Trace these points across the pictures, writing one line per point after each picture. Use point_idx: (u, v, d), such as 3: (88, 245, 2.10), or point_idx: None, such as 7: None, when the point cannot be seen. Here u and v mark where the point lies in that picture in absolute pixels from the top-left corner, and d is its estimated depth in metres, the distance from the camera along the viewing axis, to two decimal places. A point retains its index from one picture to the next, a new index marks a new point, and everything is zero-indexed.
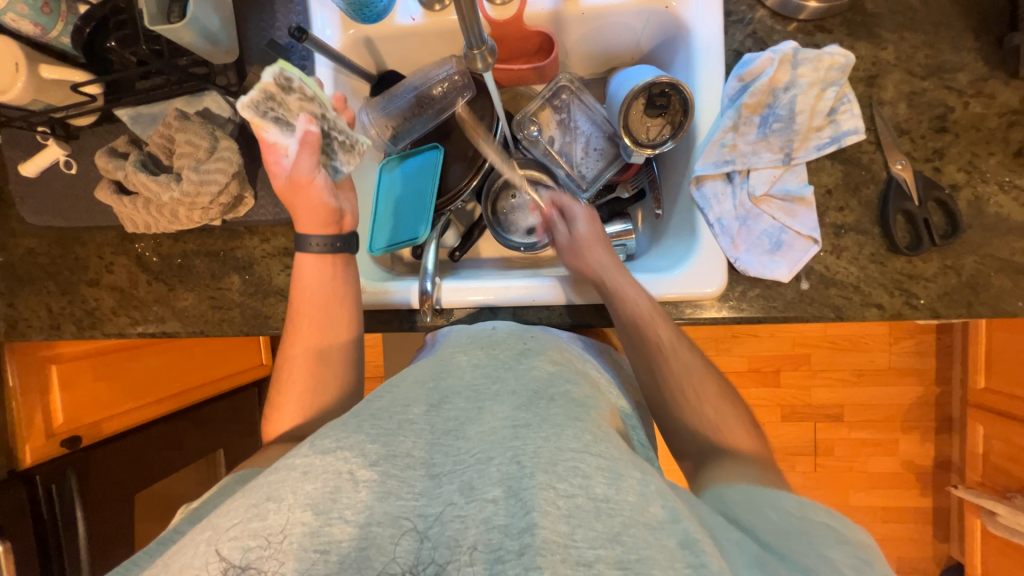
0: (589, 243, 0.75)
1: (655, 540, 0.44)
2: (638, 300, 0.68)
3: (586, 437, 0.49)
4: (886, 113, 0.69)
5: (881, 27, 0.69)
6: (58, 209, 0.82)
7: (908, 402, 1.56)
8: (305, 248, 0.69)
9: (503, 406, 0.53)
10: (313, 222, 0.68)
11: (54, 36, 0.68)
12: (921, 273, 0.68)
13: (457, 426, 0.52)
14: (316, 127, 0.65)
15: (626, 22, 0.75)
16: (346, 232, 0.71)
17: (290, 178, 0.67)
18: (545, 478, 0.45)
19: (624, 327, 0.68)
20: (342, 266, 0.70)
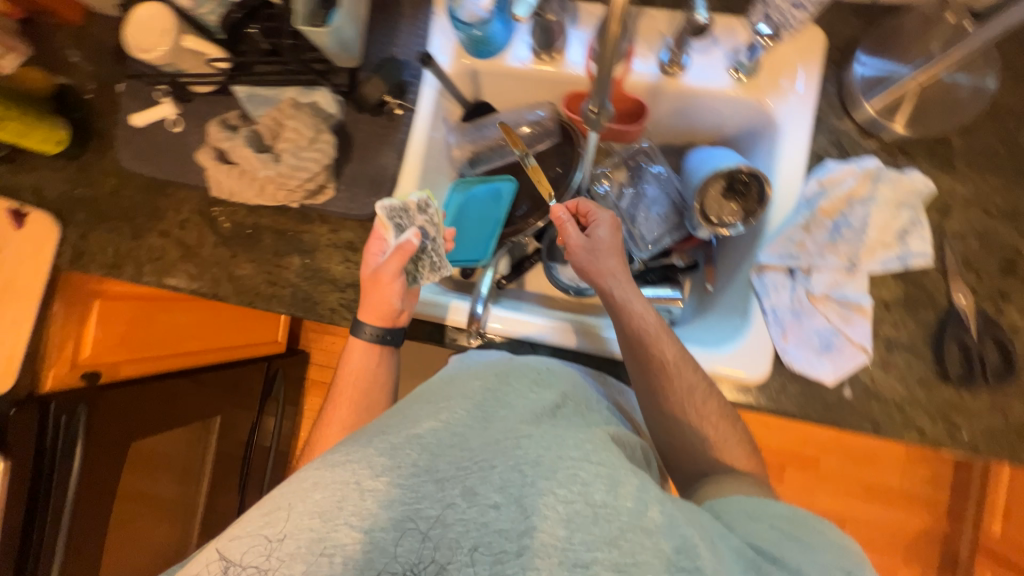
0: (608, 256, 0.73)
1: (652, 544, 0.45)
2: (651, 327, 0.68)
3: (586, 447, 0.51)
4: (956, 245, 0.71)
5: (963, 164, 0.71)
6: (153, 160, 0.87)
7: (913, 531, 1.50)
8: (358, 333, 0.74)
9: (510, 419, 0.54)
10: (373, 314, 0.73)
11: (202, 11, 0.74)
12: (967, 406, 0.68)
13: (462, 440, 0.52)
14: (418, 240, 0.70)
15: (718, 107, 0.79)
16: (398, 328, 0.75)
17: (376, 271, 0.71)
18: (545, 485, 0.47)
19: (628, 341, 0.68)
20: (386, 357, 0.76)
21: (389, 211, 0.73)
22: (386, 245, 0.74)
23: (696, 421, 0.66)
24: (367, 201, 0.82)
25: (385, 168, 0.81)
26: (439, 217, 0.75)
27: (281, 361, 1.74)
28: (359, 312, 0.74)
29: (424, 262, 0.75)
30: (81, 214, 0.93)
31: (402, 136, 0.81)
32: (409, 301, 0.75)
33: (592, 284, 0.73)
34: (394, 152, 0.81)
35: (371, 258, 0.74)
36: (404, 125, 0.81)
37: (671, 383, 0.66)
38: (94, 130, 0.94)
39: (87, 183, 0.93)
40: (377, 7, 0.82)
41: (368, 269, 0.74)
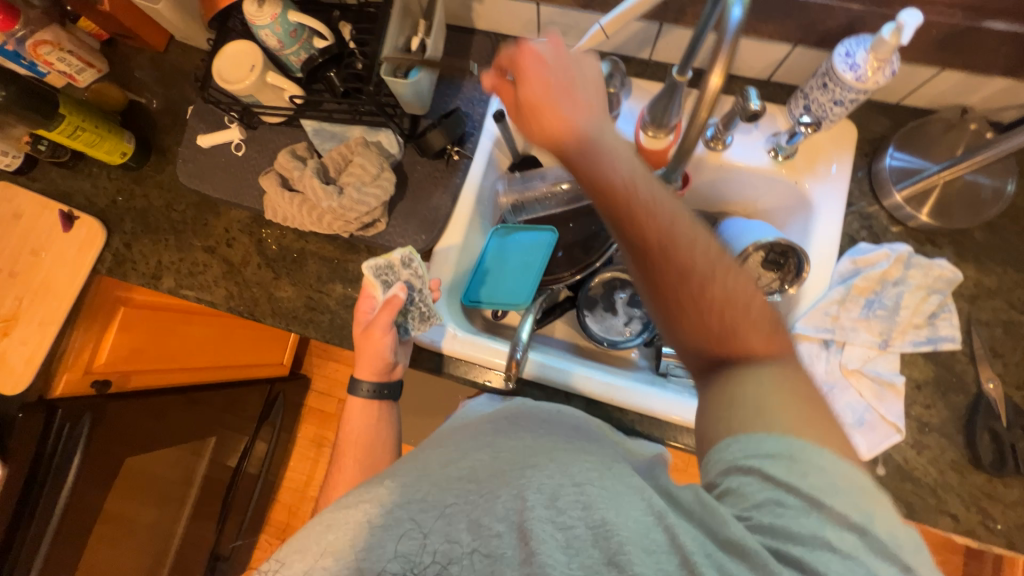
0: (551, 100, 0.58)
1: (653, 563, 0.43)
2: (615, 145, 0.57)
3: (590, 473, 0.49)
4: (983, 332, 0.74)
5: (986, 257, 0.76)
6: (211, 178, 0.90)
7: None
8: (356, 391, 0.77)
9: (520, 452, 0.54)
10: (368, 369, 0.76)
11: (287, 52, 0.81)
12: (1000, 495, 0.68)
13: (470, 472, 0.52)
14: (404, 294, 0.72)
15: (755, 183, 0.84)
16: (394, 382, 0.78)
17: (367, 327, 0.74)
18: (543, 510, 0.46)
19: (596, 194, 0.55)
20: (384, 413, 0.78)
21: (376, 270, 0.75)
22: (375, 301, 0.76)
23: (711, 283, 0.51)
24: (416, 237, 0.84)
25: (437, 208, 0.85)
26: (425, 271, 0.77)
27: (283, 384, 1.71)
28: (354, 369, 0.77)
29: (413, 314, 0.77)
30: (129, 222, 0.95)
31: (457, 181, 0.86)
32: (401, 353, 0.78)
33: (557, 152, 0.58)
34: (447, 195, 0.85)
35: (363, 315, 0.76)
36: (460, 171, 0.86)
37: (666, 244, 0.52)
38: (157, 145, 0.98)
39: (140, 194, 0.96)
40: (446, 63, 0.89)
41: (359, 326, 0.77)
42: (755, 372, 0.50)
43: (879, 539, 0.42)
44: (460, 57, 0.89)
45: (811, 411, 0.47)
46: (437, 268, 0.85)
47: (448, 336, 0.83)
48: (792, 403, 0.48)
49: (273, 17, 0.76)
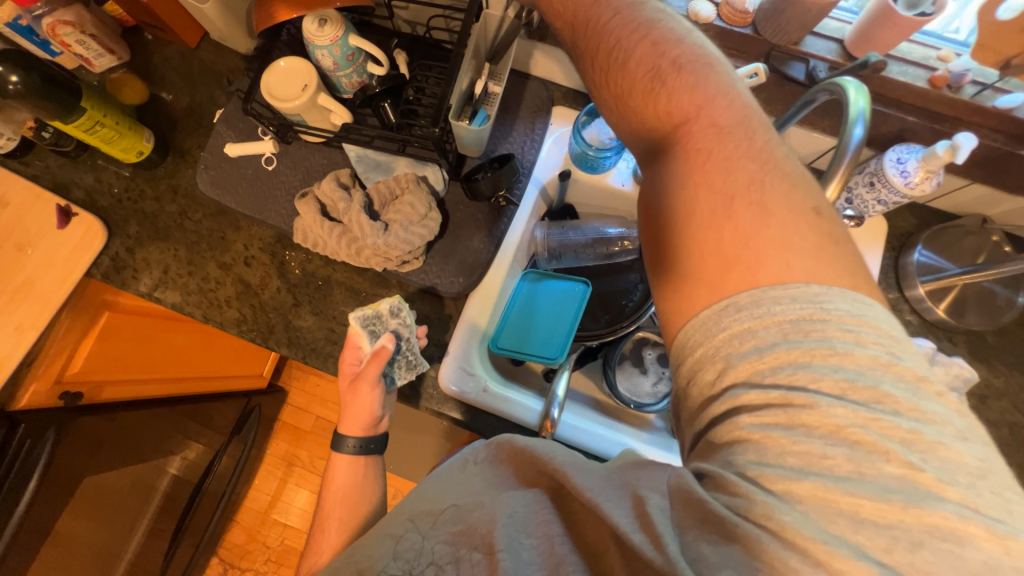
0: None
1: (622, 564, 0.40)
2: (678, 33, 0.51)
3: (558, 495, 0.46)
4: (991, 432, 0.78)
5: (996, 359, 0.81)
6: (237, 191, 0.85)
7: None
8: (341, 448, 0.70)
9: (494, 475, 0.51)
10: (355, 424, 0.70)
11: (340, 75, 0.78)
12: None
13: (447, 510, 0.49)
14: (392, 344, 0.69)
15: None
16: (380, 435, 0.72)
17: (353, 380, 0.71)
18: (513, 533, 0.44)
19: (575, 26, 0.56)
20: (372, 466, 0.70)
21: (363, 321, 0.72)
22: (362, 352, 0.73)
23: (682, 100, 0.48)
24: (452, 280, 0.82)
25: (477, 252, 0.83)
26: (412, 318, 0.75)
27: (262, 398, 1.60)
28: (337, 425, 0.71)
29: (399, 364, 0.74)
30: (136, 226, 0.87)
31: (502, 228, 0.84)
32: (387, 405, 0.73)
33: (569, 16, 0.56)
34: (489, 240, 0.83)
35: (347, 368, 0.73)
36: (506, 218, 0.84)
37: (667, 100, 0.49)
38: (177, 146, 0.91)
39: (153, 196, 0.89)
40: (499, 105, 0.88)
41: (345, 379, 0.73)
42: (688, 182, 0.46)
43: (875, 434, 0.36)
44: (514, 102, 0.89)
45: (807, 282, 0.41)
46: (470, 311, 0.84)
47: (479, 387, 0.79)
48: (765, 242, 0.42)
49: (334, 40, 0.73)
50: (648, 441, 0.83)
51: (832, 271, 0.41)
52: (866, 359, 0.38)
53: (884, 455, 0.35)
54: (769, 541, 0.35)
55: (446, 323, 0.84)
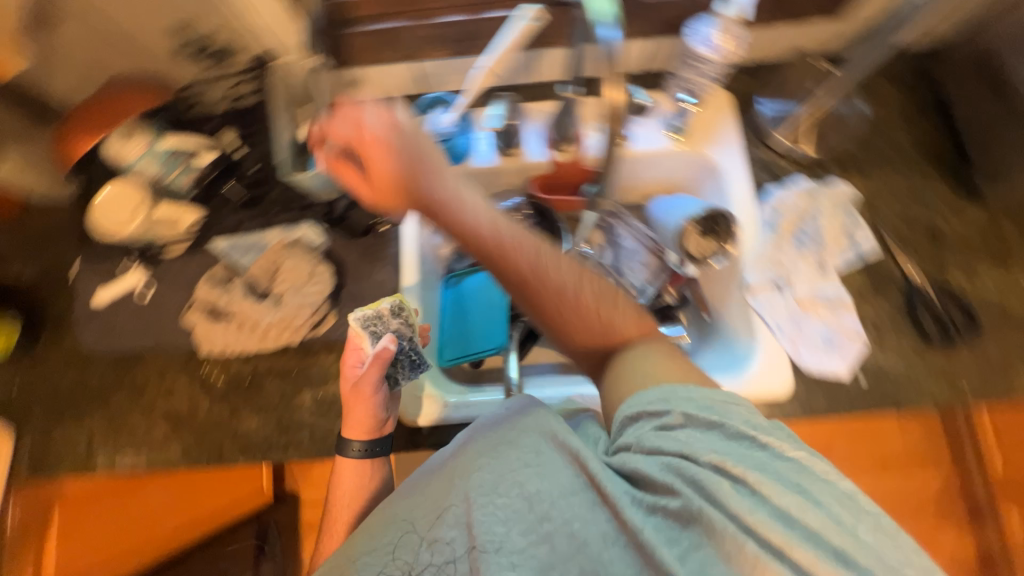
0: (417, 168, 0.60)
1: (580, 507, 0.51)
2: (457, 199, 0.59)
3: (527, 459, 0.54)
4: (891, 229, 0.84)
5: (867, 166, 0.87)
6: (131, 332, 0.82)
7: (941, 488, 1.54)
8: (346, 451, 0.72)
9: (464, 454, 0.57)
10: (358, 428, 0.72)
11: (171, 177, 0.75)
12: (958, 364, 0.77)
13: (428, 491, 0.56)
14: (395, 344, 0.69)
15: (666, 164, 0.90)
16: (385, 437, 0.74)
17: (356, 385, 0.71)
18: (487, 499, 0.52)
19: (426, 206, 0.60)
20: (377, 469, 0.73)
21: (359, 321, 0.72)
22: (364, 353, 0.73)
23: (575, 294, 0.59)
24: None
25: (383, 282, 0.83)
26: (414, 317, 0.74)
27: None
28: (342, 429, 0.74)
29: (402, 363, 0.73)
30: (41, 413, 0.82)
31: (394, 250, 0.84)
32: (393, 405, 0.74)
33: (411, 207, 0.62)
34: (389, 266, 0.83)
35: (351, 368, 0.73)
36: (393, 239, 0.84)
37: (519, 263, 0.57)
38: (45, 318, 0.85)
39: (46, 377, 0.83)
40: None
41: (347, 383, 0.73)
42: (625, 323, 0.61)
43: (782, 539, 0.44)
44: None
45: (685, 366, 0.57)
46: (398, 344, 0.79)
47: (437, 407, 0.76)
48: (619, 325, 0.60)
49: (145, 148, 0.73)
50: None
51: (668, 373, 0.56)
52: (778, 497, 0.46)
53: (800, 535, 0.45)
54: (728, 528, 0.46)
55: None
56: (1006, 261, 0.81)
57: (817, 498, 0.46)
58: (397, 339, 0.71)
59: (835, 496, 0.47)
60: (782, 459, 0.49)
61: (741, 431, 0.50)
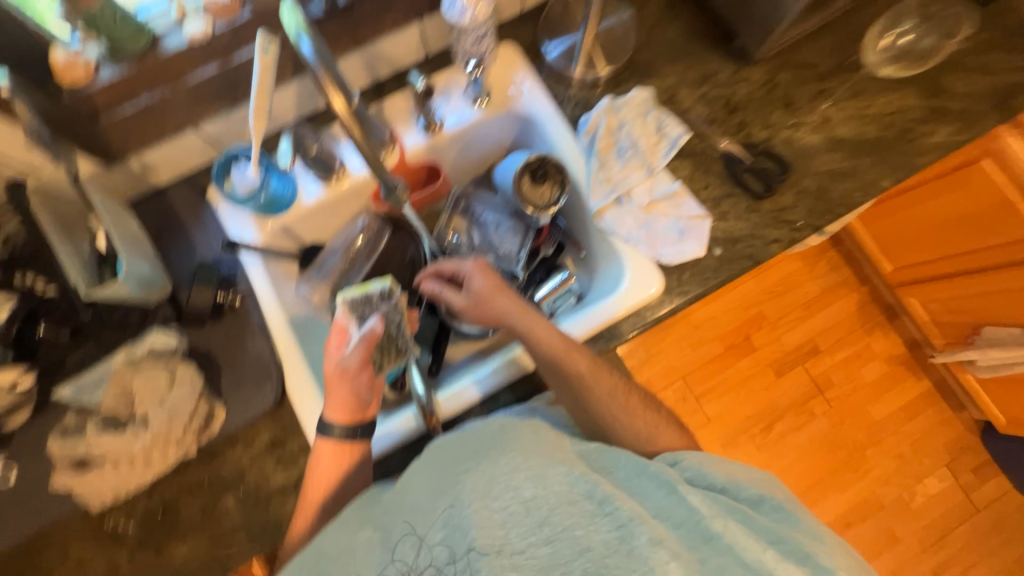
0: (493, 297, 0.74)
1: (578, 510, 0.52)
2: (536, 320, 0.73)
3: (517, 459, 0.55)
4: (693, 114, 0.92)
5: (655, 67, 0.95)
6: (1, 527, 0.71)
7: (854, 309, 1.74)
8: (327, 434, 0.67)
9: (447, 468, 0.57)
10: (341, 410, 0.67)
11: None
12: (786, 204, 0.86)
13: (414, 509, 0.56)
14: (383, 326, 0.67)
15: (484, 131, 0.93)
16: (368, 420, 0.69)
17: (342, 365, 0.67)
18: (480, 502, 0.52)
19: (473, 310, 0.76)
20: (359, 454, 0.68)
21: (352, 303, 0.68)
22: (348, 336, 0.68)
23: (593, 378, 0.70)
24: (261, 393, 0.77)
25: (259, 355, 0.78)
26: (402, 303, 0.71)
27: None
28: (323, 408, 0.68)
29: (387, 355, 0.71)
30: None
31: (257, 320, 0.80)
32: (376, 389, 0.70)
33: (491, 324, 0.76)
34: (258, 336, 0.79)
35: (334, 352, 0.68)
36: (252, 309, 0.80)
37: (565, 366, 0.70)
38: None
39: None
40: (159, 233, 0.82)
41: (329, 367, 0.68)
42: (616, 397, 0.71)
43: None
44: (170, 219, 0.83)
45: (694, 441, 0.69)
46: (300, 401, 0.77)
47: None
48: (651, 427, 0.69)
49: None
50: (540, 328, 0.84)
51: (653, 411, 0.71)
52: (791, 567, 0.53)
53: None
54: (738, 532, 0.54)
55: (295, 428, 0.78)
56: (792, 104, 0.91)
57: (788, 548, 0.55)
58: (384, 321, 0.68)
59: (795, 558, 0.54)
60: (731, 472, 0.63)
61: (699, 475, 0.62)
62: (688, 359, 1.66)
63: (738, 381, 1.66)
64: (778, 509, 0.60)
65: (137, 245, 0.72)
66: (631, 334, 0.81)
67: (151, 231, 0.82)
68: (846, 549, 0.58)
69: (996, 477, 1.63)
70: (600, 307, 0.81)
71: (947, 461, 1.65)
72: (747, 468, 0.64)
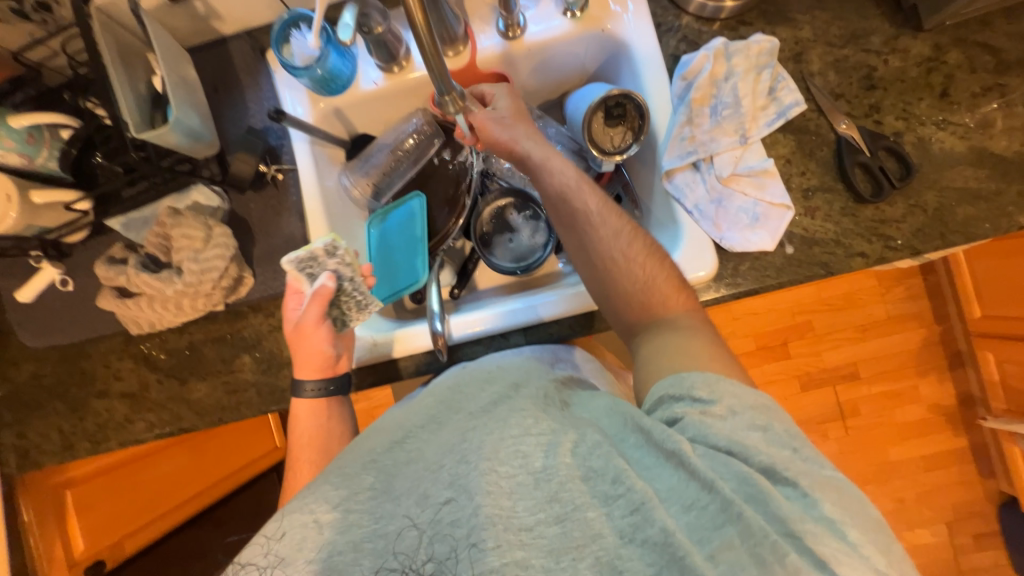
0: (514, 133, 0.71)
1: (590, 489, 0.48)
2: (558, 165, 0.70)
3: (527, 421, 0.53)
4: (819, 81, 0.76)
5: (793, 11, 0.77)
6: (59, 326, 0.81)
7: (916, 346, 1.57)
8: (301, 392, 0.71)
9: (458, 419, 0.57)
10: (309, 368, 0.70)
11: (40, 162, 0.69)
12: (891, 216, 0.73)
13: (417, 453, 0.55)
14: (334, 283, 0.69)
15: (569, 49, 0.82)
16: (339, 375, 0.72)
17: (300, 324, 0.70)
18: (487, 464, 0.50)
19: (553, 202, 0.70)
20: (337, 408, 0.72)
21: (298, 263, 0.69)
22: (305, 296, 0.72)
23: (614, 245, 0.66)
24: (288, 273, 0.78)
25: (292, 235, 0.79)
26: (353, 258, 0.71)
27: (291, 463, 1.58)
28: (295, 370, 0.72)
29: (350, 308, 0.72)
30: (7, 412, 0.85)
31: (295, 199, 0.80)
32: (344, 344, 0.73)
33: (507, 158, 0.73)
34: (294, 217, 0.79)
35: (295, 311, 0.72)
36: (292, 187, 0.80)
37: (577, 216, 0.68)
38: None
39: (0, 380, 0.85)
40: (217, 87, 0.80)
41: (292, 324, 0.72)
42: (641, 272, 0.65)
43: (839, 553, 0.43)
44: (228, 75, 0.80)
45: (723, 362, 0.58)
46: None
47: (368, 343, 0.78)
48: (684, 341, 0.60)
49: None
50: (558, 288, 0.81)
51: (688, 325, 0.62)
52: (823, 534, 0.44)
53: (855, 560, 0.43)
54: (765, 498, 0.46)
55: None
56: (948, 96, 0.74)
57: (808, 547, 0.43)
58: (336, 278, 0.70)
59: (817, 560, 0.43)
60: (738, 434, 0.50)
61: (702, 436, 0.51)
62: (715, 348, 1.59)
63: (760, 383, 1.59)
64: (794, 484, 0.47)
65: (190, 95, 0.73)
66: None
67: (210, 83, 0.80)
68: (864, 516, 0.46)
69: (996, 550, 1.55)
70: None
71: (950, 520, 1.57)
72: (740, 402, 0.53)
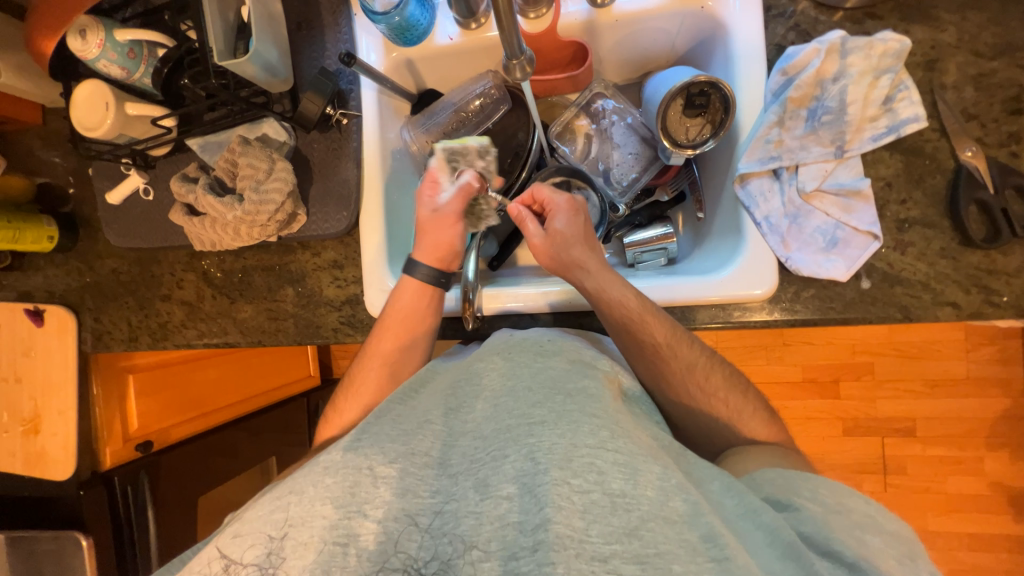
0: (574, 242, 0.69)
1: (676, 535, 0.45)
2: (616, 284, 0.66)
3: (602, 433, 0.49)
4: (950, 97, 0.65)
5: (937, 8, 0.66)
6: (137, 231, 0.88)
7: (992, 415, 1.39)
8: (413, 273, 0.74)
9: (517, 403, 0.54)
10: (433, 254, 0.74)
11: (137, 77, 0.76)
12: (1002, 267, 0.62)
13: (475, 427, 0.54)
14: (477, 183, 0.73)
15: (660, 25, 0.75)
16: (451, 273, 0.76)
17: (437, 212, 0.73)
18: (561, 476, 0.47)
19: (617, 330, 0.66)
20: (434, 302, 0.75)
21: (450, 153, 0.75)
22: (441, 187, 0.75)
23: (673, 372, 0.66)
24: (339, 217, 0.81)
25: (347, 180, 0.81)
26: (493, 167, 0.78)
27: (321, 394, 1.63)
28: (413, 252, 0.75)
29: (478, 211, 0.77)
30: (89, 298, 0.95)
31: (354, 145, 0.81)
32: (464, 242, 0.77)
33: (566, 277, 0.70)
34: (351, 163, 0.80)
35: (426, 200, 0.75)
36: (353, 132, 0.80)
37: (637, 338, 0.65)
38: (78, 217, 0.95)
39: (85, 269, 0.95)
40: (299, 24, 0.81)
41: (422, 212, 0.75)
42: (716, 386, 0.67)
43: None
44: (311, 12, 0.81)
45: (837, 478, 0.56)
46: (366, 241, 0.81)
47: None
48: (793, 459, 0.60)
49: (101, 44, 0.72)
50: (645, 279, 0.74)
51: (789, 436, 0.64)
52: None
53: None
54: None
55: (355, 258, 0.84)
56: None
57: None
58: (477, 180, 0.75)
59: None
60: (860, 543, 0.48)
61: (821, 532, 0.49)
62: (754, 370, 1.49)
63: (798, 417, 1.48)
64: None
65: (272, 28, 0.74)
66: (701, 326, 0.69)
67: (293, 19, 0.81)
68: None
69: None
70: (669, 287, 0.69)
71: None
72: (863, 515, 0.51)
